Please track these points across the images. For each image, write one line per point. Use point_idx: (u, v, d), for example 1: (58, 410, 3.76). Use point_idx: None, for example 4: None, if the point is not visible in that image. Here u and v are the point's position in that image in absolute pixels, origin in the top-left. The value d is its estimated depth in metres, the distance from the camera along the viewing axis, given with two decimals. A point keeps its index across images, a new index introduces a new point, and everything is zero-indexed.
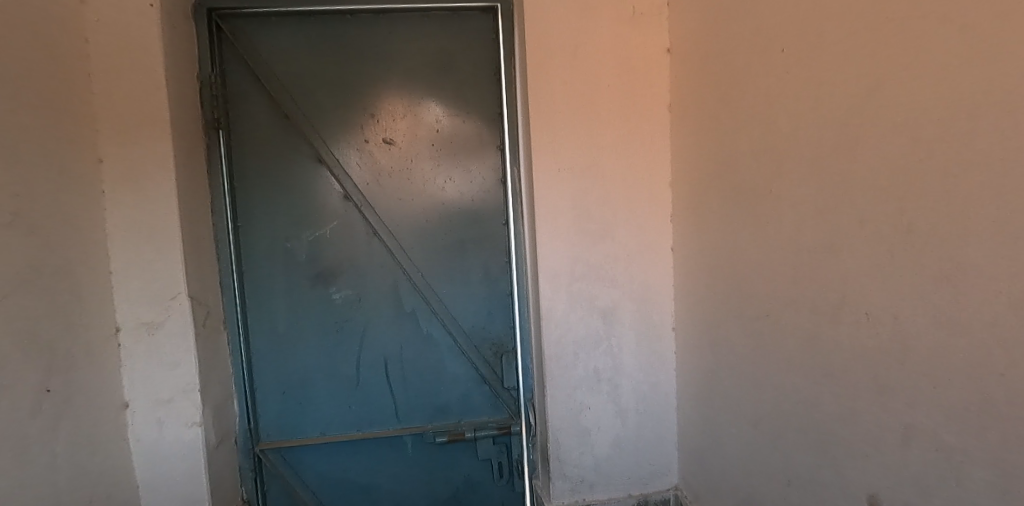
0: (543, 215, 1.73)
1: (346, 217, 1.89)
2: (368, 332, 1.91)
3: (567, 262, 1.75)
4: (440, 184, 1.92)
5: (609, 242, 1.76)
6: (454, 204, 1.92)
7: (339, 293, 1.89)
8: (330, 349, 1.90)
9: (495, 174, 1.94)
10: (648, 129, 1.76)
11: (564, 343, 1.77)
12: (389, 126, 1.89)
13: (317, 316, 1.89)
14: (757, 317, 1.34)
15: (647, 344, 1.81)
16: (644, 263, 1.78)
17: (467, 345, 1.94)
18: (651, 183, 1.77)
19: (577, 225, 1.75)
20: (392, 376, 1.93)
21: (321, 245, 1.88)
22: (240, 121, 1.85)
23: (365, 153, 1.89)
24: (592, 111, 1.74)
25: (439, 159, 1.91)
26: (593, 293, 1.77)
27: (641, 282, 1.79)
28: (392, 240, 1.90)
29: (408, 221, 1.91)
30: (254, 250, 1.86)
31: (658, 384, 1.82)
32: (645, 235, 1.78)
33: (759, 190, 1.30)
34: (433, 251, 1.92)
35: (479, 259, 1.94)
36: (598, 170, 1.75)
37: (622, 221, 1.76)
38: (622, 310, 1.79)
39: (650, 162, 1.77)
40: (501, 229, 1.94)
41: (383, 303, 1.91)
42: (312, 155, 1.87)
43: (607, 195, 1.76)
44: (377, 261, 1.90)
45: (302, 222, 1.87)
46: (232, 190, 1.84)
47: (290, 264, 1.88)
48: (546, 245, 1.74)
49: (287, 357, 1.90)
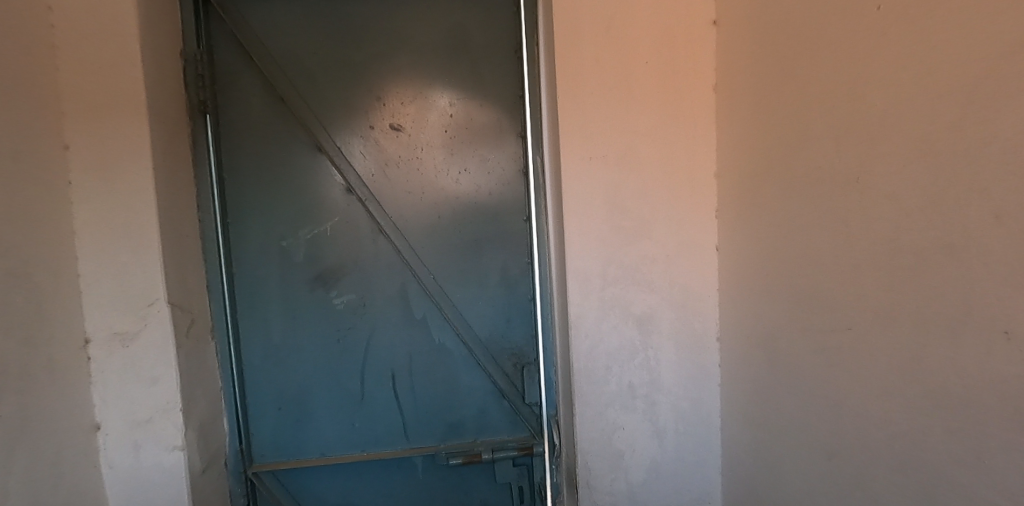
0: (572, 210, 1.52)
1: (349, 212, 1.68)
2: (374, 341, 1.71)
3: (598, 264, 1.54)
4: (453, 175, 1.71)
5: (647, 241, 1.55)
6: (470, 199, 1.72)
7: (341, 297, 1.69)
8: (332, 360, 1.70)
9: (516, 165, 1.73)
10: (691, 112, 1.55)
11: (595, 356, 1.56)
12: (397, 110, 1.68)
13: (317, 323, 1.69)
14: (833, 330, 1.13)
15: (688, 356, 1.60)
16: (686, 265, 1.58)
17: (484, 356, 1.74)
18: (693, 174, 1.56)
19: (610, 221, 1.54)
20: (400, 390, 1.73)
21: (320, 244, 1.67)
22: (229, 104, 1.64)
23: (370, 142, 1.68)
24: (628, 91, 1.53)
25: (453, 147, 1.71)
26: (628, 299, 1.56)
27: (682, 286, 1.58)
28: (400, 238, 1.70)
29: (418, 217, 1.70)
30: (246, 249, 1.66)
31: (699, 401, 1.62)
32: (687, 233, 1.57)
33: (838, 178, 1.09)
34: (446, 250, 1.71)
35: (497, 259, 1.73)
36: (634, 160, 1.54)
37: (661, 217, 1.56)
38: (661, 317, 1.58)
39: (693, 150, 1.55)
40: (522, 225, 1.73)
41: (391, 309, 1.71)
42: (311, 143, 1.66)
43: (645, 188, 1.55)
44: (384, 262, 1.70)
45: (299, 219, 1.67)
46: (221, 182, 1.64)
47: (286, 265, 1.67)
48: (575, 245, 1.53)
49: (284, 369, 1.70)
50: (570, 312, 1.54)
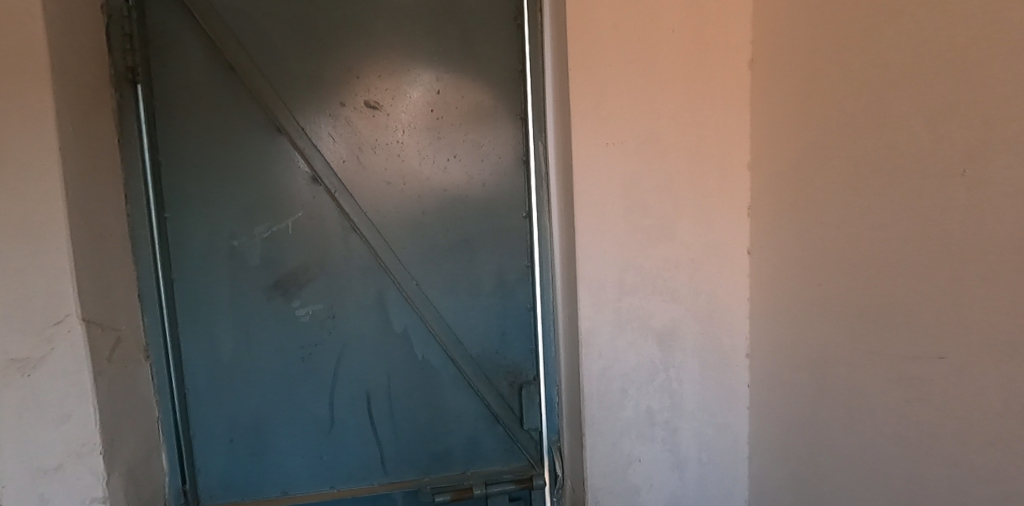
0: (582, 207, 1.28)
1: (315, 206, 1.40)
2: (345, 360, 1.44)
3: (613, 271, 1.31)
4: (439, 162, 1.45)
5: (669, 242, 1.33)
6: (460, 191, 1.46)
7: (306, 308, 1.41)
8: (295, 382, 1.43)
9: (513, 152, 1.48)
10: (722, 91, 1.31)
11: (608, 377, 1.33)
12: (373, 85, 1.41)
13: (276, 339, 1.41)
14: (915, 358, 0.92)
15: (714, 376, 1.38)
16: (714, 270, 1.35)
17: (475, 375, 1.50)
18: (724, 165, 1.33)
19: (627, 219, 1.31)
20: (377, 416, 1.47)
21: (280, 244, 1.39)
22: (165, 72, 1.33)
23: (340, 123, 1.40)
24: (650, 65, 1.29)
25: (439, 130, 1.44)
26: (648, 311, 1.33)
27: (708, 295, 1.36)
28: (376, 238, 1.43)
29: (398, 213, 1.44)
30: (187, 251, 1.36)
31: (725, 427, 1.40)
32: (715, 234, 1.34)
33: (931, 170, 0.87)
34: (431, 252, 1.45)
35: (490, 262, 1.48)
36: (655, 147, 1.30)
37: (686, 215, 1.33)
38: (684, 331, 1.36)
39: (723, 136, 1.32)
40: (521, 222, 1.49)
41: (366, 321, 1.44)
42: (267, 123, 1.38)
43: (667, 180, 1.31)
44: (357, 266, 1.43)
45: (253, 215, 1.38)
46: (155, 168, 1.34)
47: (237, 270, 1.38)
48: (587, 247, 1.30)
49: (236, 394, 1.42)
50: (581, 327, 1.31)
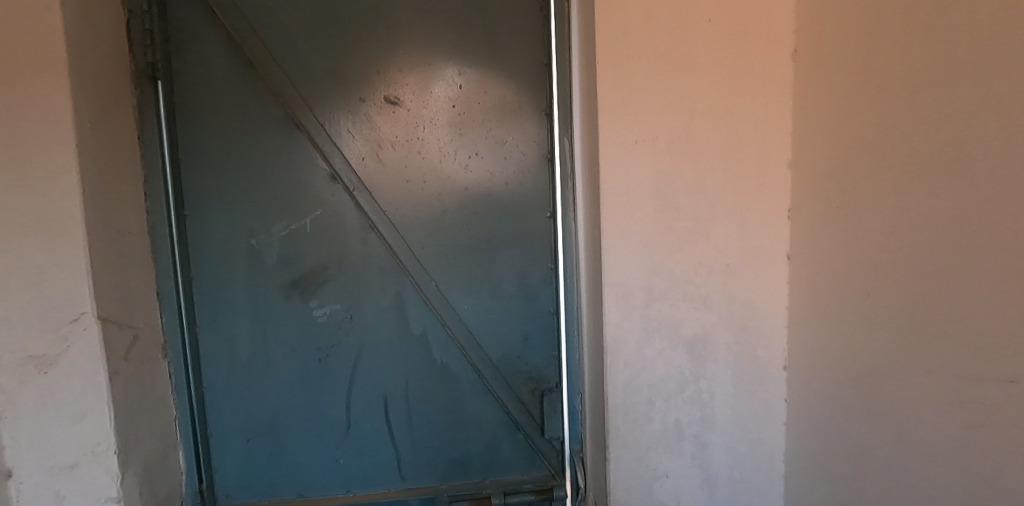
0: (609, 207, 1.22)
1: (333, 204, 1.37)
2: (362, 362, 1.40)
3: (641, 276, 1.24)
4: (461, 160, 1.40)
5: (701, 246, 1.25)
6: (482, 190, 1.41)
7: (323, 309, 1.38)
8: (311, 384, 1.40)
9: (538, 150, 1.42)
10: (762, 84, 1.22)
11: (635, 388, 1.26)
12: (393, 79, 1.37)
13: (294, 340, 1.39)
14: (979, 380, 0.83)
15: (747, 388, 1.30)
16: (750, 276, 1.27)
17: (496, 381, 1.44)
18: (762, 164, 1.24)
19: (658, 221, 1.23)
20: (394, 420, 1.43)
21: (298, 243, 1.37)
22: (186, 67, 1.32)
23: (360, 118, 1.37)
24: (683, 57, 1.21)
25: (461, 126, 1.39)
26: (677, 319, 1.25)
27: (743, 302, 1.27)
28: (395, 237, 1.39)
29: (418, 211, 1.39)
30: (206, 248, 1.35)
31: (758, 444, 1.31)
32: (751, 237, 1.26)
33: (1001, 171, 0.77)
34: (451, 253, 1.41)
35: (512, 264, 1.43)
36: (688, 144, 1.22)
37: (720, 216, 1.25)
38: (716, 341, 1.27)
39: (762, 133, 1.24)
40: (545, 222, 1.42)
41: (384, 323, 1.40)
42: (286, 118, 1.35)
43: (700, 180, 1.23)
44: (376, 266, 1.39)
45: (271, 213, 1.35)
46: (175, 165, 1.32)
47: (255, 269, 1.36)
48: (613, 250, 1.23)
49: (253, 395, 1.40)
50: (606, 334, 1.25)
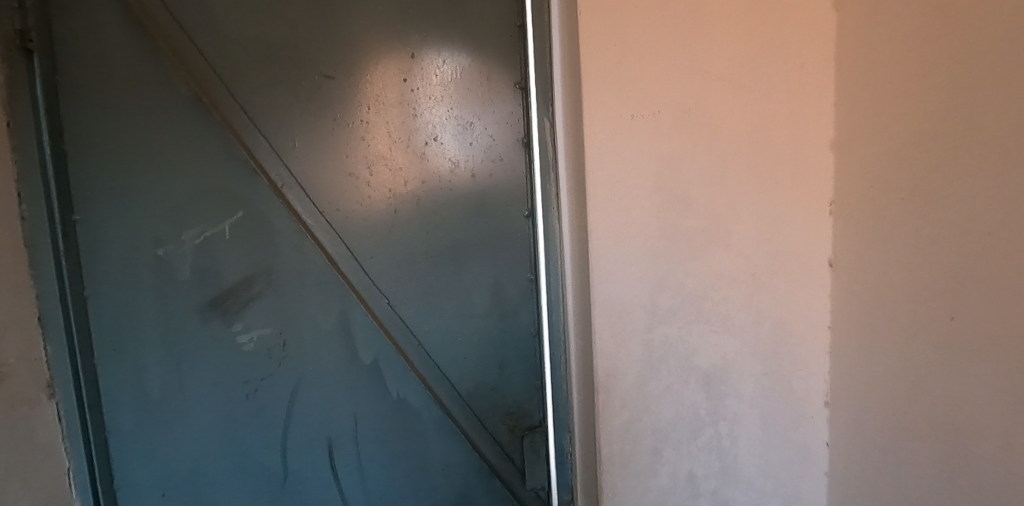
0: (599, 203, 0.92)
1: (259, 205, 1.10)
2: (299, 399, 1.14)
3: (641, 292, 0.95)
4: (417, 147, 1.13)
5: (720, 251, 0.97)
6: (442, 184, 1.14)
7: (249, 334, 1.12)
8: (237, 425, 1.14)
9: (512, 133, 1.16)
10: (792, 43, 0.96)
11: (635, 434, 0.98)
12: (330, 47, 1.09)
13: (215, 372, 1.13)
14: None
15: (779, 431, 1.03)
16: (780, 288, 1.00)
17: (466, 418, 1.18)
18: (795, 146, 0.98)
19: (663, 220, 0.94)
20: (341, 467, 1.17)
21: (216, 253, 1.10)
22: (68, 35, 1.04)
23: (287, 96, 1.09)
24: (692, 8, 0.93)
25: (416, 104, 1.12)
26: (690, 346, 0.97)
27: (774, 321, 1.00)
28: (337, 245, 1.12)
29: (363, 211, 1.12)
30: (102, 261, 1.08)
31: (794, 498, 1.05)
32: (781, 239, 0.99)
33: None
34: (407, 263, 1.14)
35: (484, 275, 1.16)
36: (701, 119, 0.95)
37: (742, 212, 0.97)
38: (740, 372, 1.00)
39: (790, 104, 0.97)
40: (523, 223, 1.17)
41: (324, 350, 1.14)
42: (195, 98, 1.08)
43: (717, 166, 0.96)
44: (314, 281, 1.12)
45: (183, 216, 1.09)
46: (60, 158, 1.05)
47: (164, 286, 1.10)
48: (606, 259, 0.93)
49: (167, 440, 1.14)
50: (597, 366, 0.95)
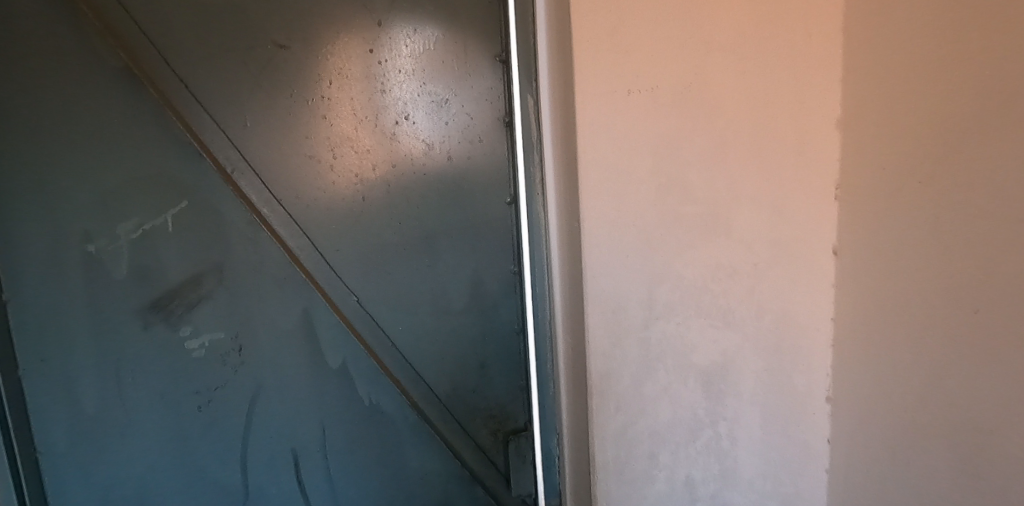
0: (592, 189, 0.83)
1: (206, 193, 0.97)
2: (259, 408, 1.03)
3: (637, 286, 0.87)
4: (386, 126, 1.01)
5: (721, 240, 0.89)
6: (414, 169, 1.03)
7: (199, 339, 1.00)
8: (189, 439, 1.02)
9: (491, 112, 1.05)
10: (799, 13, 0.88)
11: (631, 439, 0.90)
12: (284, 12, 0.96)
13: (162, 382, 1.00)
14: None
15: (779, 428, 0.97)
16: (783, 279, 0.93)
17: (445, 423, 1.09)
18: (800, 125, 0.90)
19: (661, 207, 0.86)
20: (308, 481, 1.07)
21: (157, 249, 0.97)
22: None
23: (233, 68, 0.96)
24: None
25: (383, 78, 1.00)
26: (688, 343, 0.90)
27: (775, 314, 0.93)
28: (297, 238, 1.00)
29: (326, 199, 1.00)
30: (20, 260, 0.93)
31: (792, 498, 1.00)
32: (784, 226, 0.92)
33: None
34: (377, 257, 1.03)
35: (463, 268, 1.06)
36: (701, 96, 0.86)
37: (745, 198, 0.89)
38: (740, 368, 0.93)
39: (794, 80, 0.89)
40: (505, 211, 1.07)
41: (285, 355, 1.02)
42: (125, 69, 0.93)
43: (718, 148, 0.88)
44: (272, 278, 1.00)
45: (116, 207, 0.95)
46: None
47: (98, 287, 0.96)
48: (600, 251, 0.84)
49: (107, 461, 1.01)
50: (591, 368, 0.86)
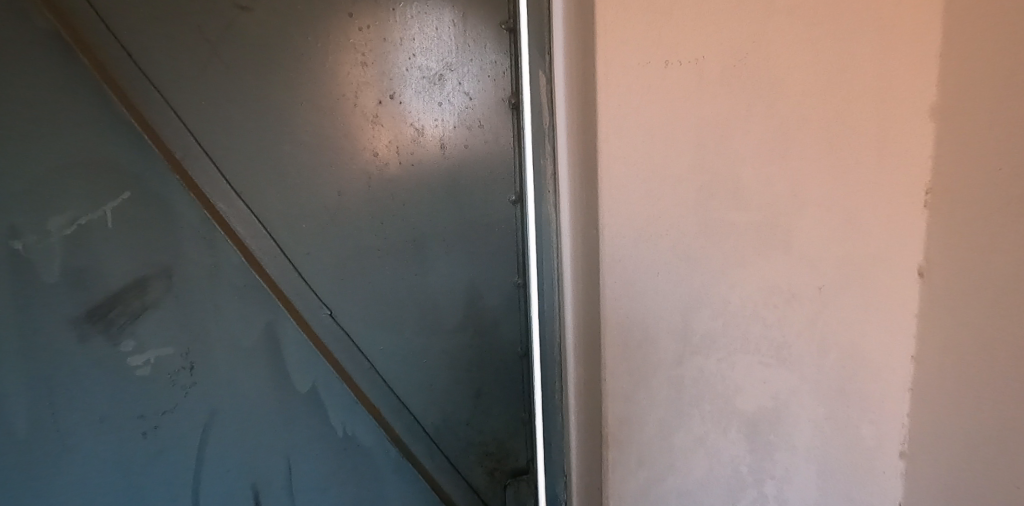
0: (614, 188, 0.65)
1: (151, 182, 0.82)
2: (213, 437, 0.88)
3: (669, 312, 0.69)
4: (367, 107, 0.84)
5: (777, 257, 0.70)
6: (400, 159, 0.86)
7: (143, 355, 0.85)
8: (131, 471, 0.87)
9: (493, 92, 0.87)
10: None
11: (655, 501, 0.71)
12: None
13: (100, 404, 0.85)
14: None
15: (839, 490, 0.78)
16: (854, 307, 0.74)
17: (431, 460, 0.93)
18: (882, 115, 0.71)
19: (702, 213, 0.68)
20: None
21: (94, 249, 0.81)
22: None
23: (182, 33, 0.79)
24: None
25: (363, 49, 0.83)
26: (730, 384, 0.72)
27: (842, 350, 0.74)
28: (259, 239, 0.84)
29: (294, 193, 0.84)
30: None
31: None
32: (858, 240, 0.72)
33: None
34: (353, 263, 0.86)
35: (456, 280, 0.89)
36: (760, 72, 0.67)
37: (810, 203, 0.70)
38: (795, 416, 0.74)
39: (879, 55, 0.70)
40: (507, 213, 0.90)
41: (244, 376, 0.87)
42: (53, 32, 0.77)
43: (777, 139, 0.69)
44: (230, 286, 0.84)
45: (43, 198, 0.79)
46: None
47: (27, 292, 0.81)
48: (624, 267, 0.66)
49: (37, 496, 0.86)
50: (607, 413, 0.69)
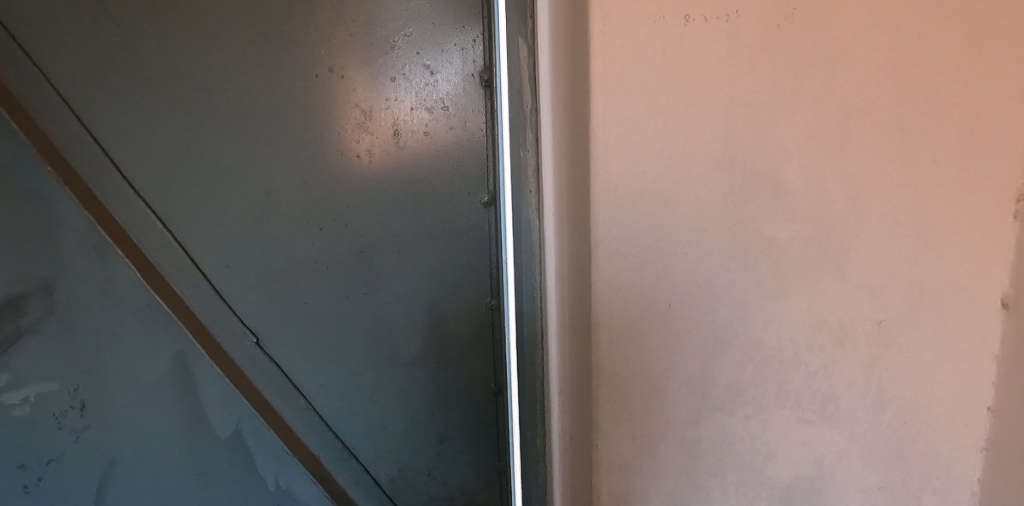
0: (612, 195, 0.53)
1: (19, 175, 0.62)
2: (116, 491, 0.71)
3: (683, 354, 0.55)
4: (298, 85, 0.65)
5: (821, 284, 0.55)
6: (340, 149, 0.67)
7: (20, 392, 0.66)
8: None
9: (462, 66, 0.68)
10: None
11: None
12: None
13: None
14: None
15: None
16: (921, 350, 0.56)
17: None
18: (976, 98, 0.52)
19: (730, 229, 0.53)
20: None
21: None
22: None
23: None
24: None
25: (292, 7, 0.64)
26: (755, 443, 0.57)
27: (902, 405, 0.57)
28: (162, 250, 0.67)
29: (207, 193, 0.66)
30: None
31: None
32: (930, 265, 0.55)
33: None
34: (286, 281, 0.69)
35: (416, 302, 0.72)
36: (811, 38, 0.51)
37: (868, 216, 0.54)
38: (840, 486, 0.59)
39: (984, 15, 0.51)
40: (479, 220, 0.72)
41: (154, 418, 0.70)
42: None
43: (827, 128, 0.52)
44: (130, 308, 0.67)
45: None
46: None
47: None
48: (623, 293, 0.55)
49: None
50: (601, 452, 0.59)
